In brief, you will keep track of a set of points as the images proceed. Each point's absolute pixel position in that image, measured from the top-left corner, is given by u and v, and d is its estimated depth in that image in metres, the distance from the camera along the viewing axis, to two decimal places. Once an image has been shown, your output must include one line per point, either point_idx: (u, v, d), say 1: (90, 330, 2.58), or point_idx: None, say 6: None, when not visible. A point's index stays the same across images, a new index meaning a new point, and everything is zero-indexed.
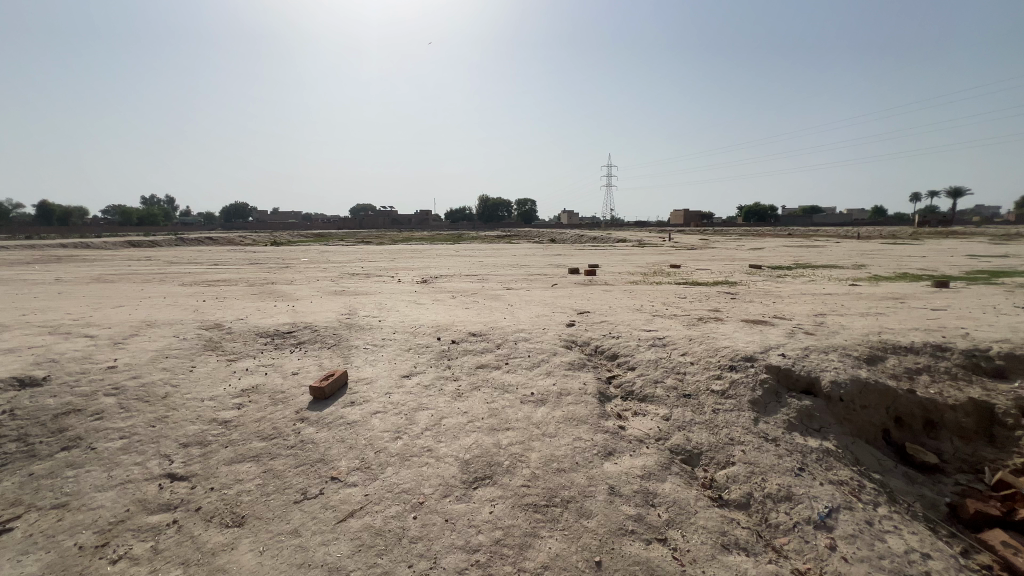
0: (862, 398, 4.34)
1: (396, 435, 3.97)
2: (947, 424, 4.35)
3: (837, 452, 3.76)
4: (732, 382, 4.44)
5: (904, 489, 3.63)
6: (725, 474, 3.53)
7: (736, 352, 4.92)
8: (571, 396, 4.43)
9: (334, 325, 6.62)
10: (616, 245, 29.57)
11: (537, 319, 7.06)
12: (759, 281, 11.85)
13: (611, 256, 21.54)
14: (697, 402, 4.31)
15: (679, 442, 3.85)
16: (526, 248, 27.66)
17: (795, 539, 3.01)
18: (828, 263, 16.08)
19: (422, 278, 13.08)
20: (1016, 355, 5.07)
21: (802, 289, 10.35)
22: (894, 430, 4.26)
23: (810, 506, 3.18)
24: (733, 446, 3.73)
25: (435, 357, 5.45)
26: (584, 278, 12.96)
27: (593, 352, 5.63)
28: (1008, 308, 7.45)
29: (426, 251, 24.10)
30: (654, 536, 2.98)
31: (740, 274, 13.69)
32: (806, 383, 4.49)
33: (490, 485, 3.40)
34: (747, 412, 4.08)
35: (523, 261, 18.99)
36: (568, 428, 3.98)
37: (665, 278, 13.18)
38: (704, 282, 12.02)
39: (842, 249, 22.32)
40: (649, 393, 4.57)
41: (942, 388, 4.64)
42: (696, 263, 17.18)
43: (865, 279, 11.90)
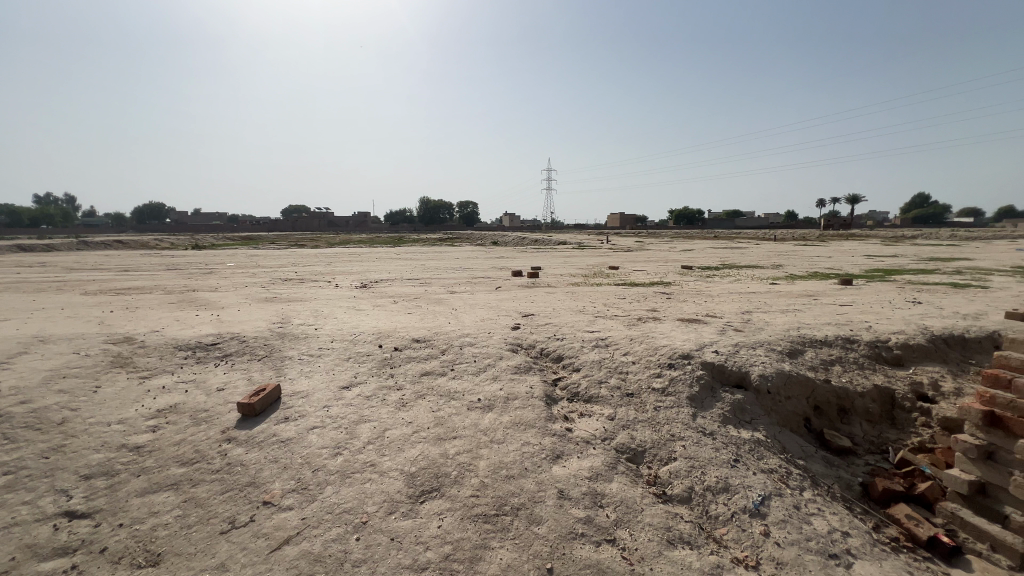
0: (786, 390, 4.66)
1: (336, 451, 3.75)
2: (858, 410, 4.77)
3: (766, 441, 4.00)
4: (671, 379, 4.62)
5: (824, 472, 3.93)
6: (668, 469, 3.65)
7: (674, 350, 5.13)
8: (518, 401, 4.41)
9: (265, 335, 6.18)
10: (557, 247, 30.20)
11: (481, 322, 6.99)
12: (691, 282, 12.49)
13: (554, 257, 21.94)
14: (640, 400, 4.43)
15: (624, 441, 3.94)
16: (469, 251, 27.49)
17: (733, 529, 3.16)
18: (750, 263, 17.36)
19: (361, 283, 12.59)
20: (911, 345, 5.67)
21: (729, 288, 11.06)
22: (814, 417, 4.61)
23: (745, 495, 3.35)
24: (674, 442, 3.87)
25: (376, 366, 5.22)
26: (527, 281, 13.06)
27: (539, 355, 5.65)
28: (901, 302, 8.36)
29: (366, 255, 23.34)
30: (603, 537, 3.01)
31: (674, 275, 14.41)
32: (737, 377, 4.76)
33: (437, 498, 3.29)
34: (686, 407, 4.26)
35: (466, 263, 18.86)
36: (516, 433, 3.95)
37: (605, 280, 13.57)
38: (641, 283, 12.52)
39: (761, 250, 24.17)
40: (594, 393, 4.65)
41: (852, 377, 5.09)
42: (633, 264, 17.88)
43: (783, 278, 12.92)
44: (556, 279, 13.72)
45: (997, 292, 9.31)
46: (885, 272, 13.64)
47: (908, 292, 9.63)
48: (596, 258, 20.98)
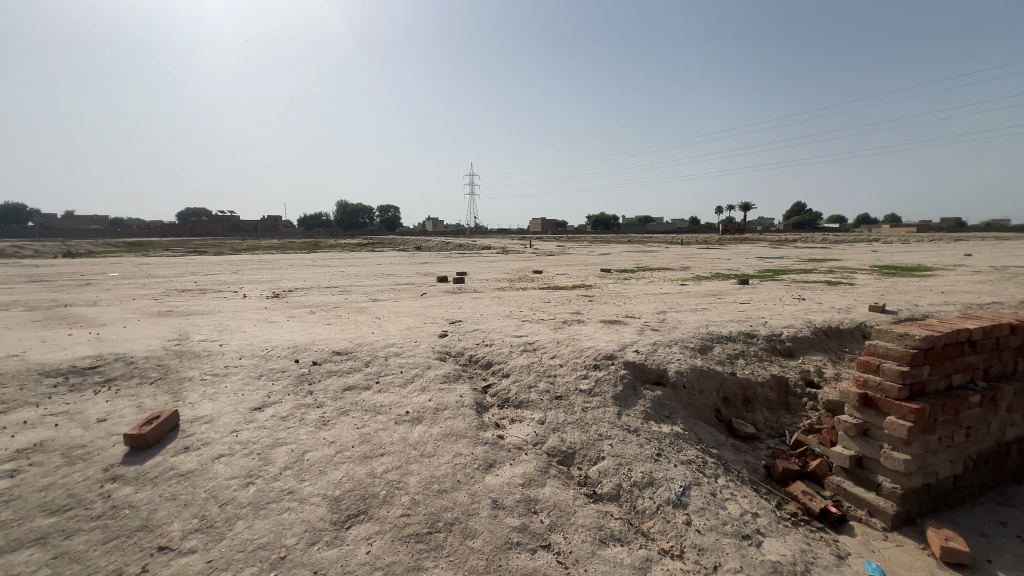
0: (699, 384, 5.02)
1: (247, 481, 3.40)
2: (759, 398, 5.25)
3: (684, 433, 4.27)
4: (597, 380, 4.77)
5: (734, 458, 4.26)
6: (597, 469, 3.75)
7: (599, 352, 5.32)
8: (448, 411, 4.30)
9: (159, 354, 5.49)
10: (481, 251, 30.31)
11: (407, 331, 6.77)
12: (610, 284, 13.10)
13: (479, 262, 21.97)
14: (568, 403, 4.53)
15: (554, 444, 3.99)
16: (390, 256, 26.71)
17: (659, 521, 3.32)
18: (662, 266, 18.62)
19: (273, 292, 11.69)
20: (800, 337, 6.38)
21: (645, 290, 11.74)
22: (723, 408, 5.00)
23: (668, 487, 3.54)
24: (602, 441, 3.99)
25: (293, 383, 4.84)
26: (453, 287, 12.92)
27: (468, 363, 5.58)
28: (788, 299, 9.40)
29: (278, 262, 21.82)
30: (538, 544, 3.01)
31: (594, 278, 15.04)
32: (657, 374, 5.03)
33: (365, 522, 3.10)
34: (611, 406, 4.42)
35: (388, 270, 18.24)
36: (447, 445, 3.85)
37: (530, 283, 13.82)
38: (564, 287, 12.91)
39: (670, 254, 26.02)
40: (524, 398, 4.67)
41: (754, 369, 5.61)
42: (556, 268, 18.41)
43: (691, 279, 14.00)
44: (482, 284, 13.72)
45: (861, 288, 10.82)
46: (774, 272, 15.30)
47: (794, 289, 10.86)
48: (521, 263, 21.30)
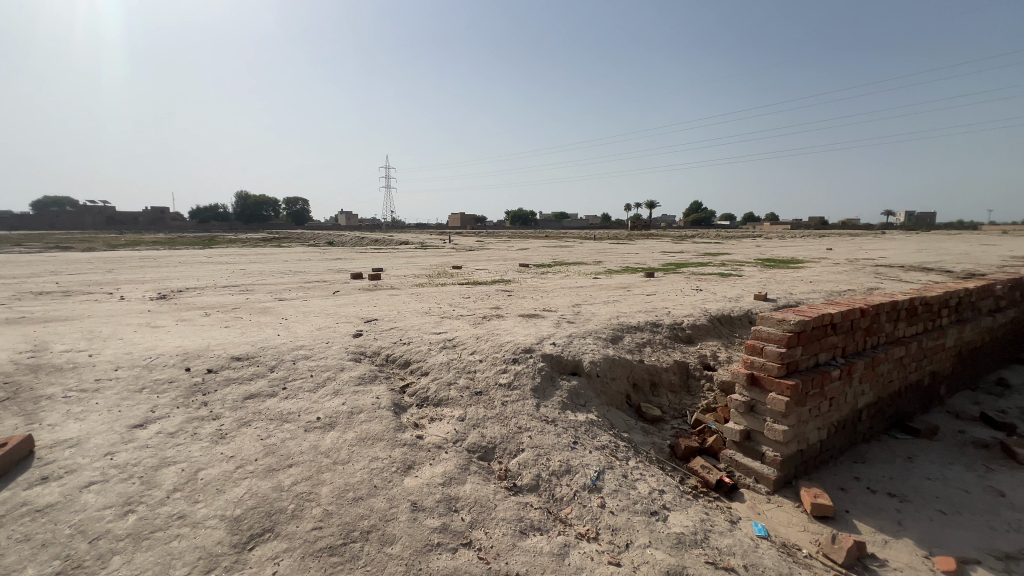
0: (611, 372, 5.30)
1: (126, 510, 2.99)
2: (664, 382, 5.66)
3: (597, 420, 4.48)
4: (516, 374, 4.84)
5: (643, 440, 4.56)
6: (517, 461, 3.81)
7: (518, 346, 5.40)
8: (363, 414, 4.11)
9: (6, 369, 4.63)
10: (398, 247, 29.37)
11: (317, 332, 6.36)
12: (528, 278, 13.38)
13: (396, 258, 21.34)
14: (488, 398, 4.54)
15: (475, 440, 3.99)
16: (298, 252, 25.00)
17: (576, 506, 3.45)
18: (577, 260, 19.40)
19: (157, 293, 10.38)
20: (698, 325, 6.98)
21: (561, 284, 12.12)
22: (633, 394, 5.32)
23: (584, 473, 3.70)
24: (521, 434, 4.06)
25: (183, 394, 4.33)
26: (368, 284, 12.39)
27: (384, 363, 5.38)
28: (688, 290, 10.22)
29: (164, 259, 19.43)
30: (459, 542, 2.99)
31: (513, 272, 15.23)
32: (573, 365, 5.23)
33: (271, 540, 2.87)
34: (530, 399, 4.51)
35: (297, 266, 17.03)
36: (362, 449, 3.68)
37: (449, 279, 13.68)
38: (484, 282, 12.94)
39: (584, 248, 27.18)
40: (444, 396, 4.61)
41: (659, 355, 6.04)
42: (476, 263, 18.41)
43: (603, 272, 14.71)
44: (399, 280, 13.30)
45: (747, 279, 12.11)
46: (676, 265, 16.62)
47: (693, 281, 11.84)
48: (440, 258, 21.02)
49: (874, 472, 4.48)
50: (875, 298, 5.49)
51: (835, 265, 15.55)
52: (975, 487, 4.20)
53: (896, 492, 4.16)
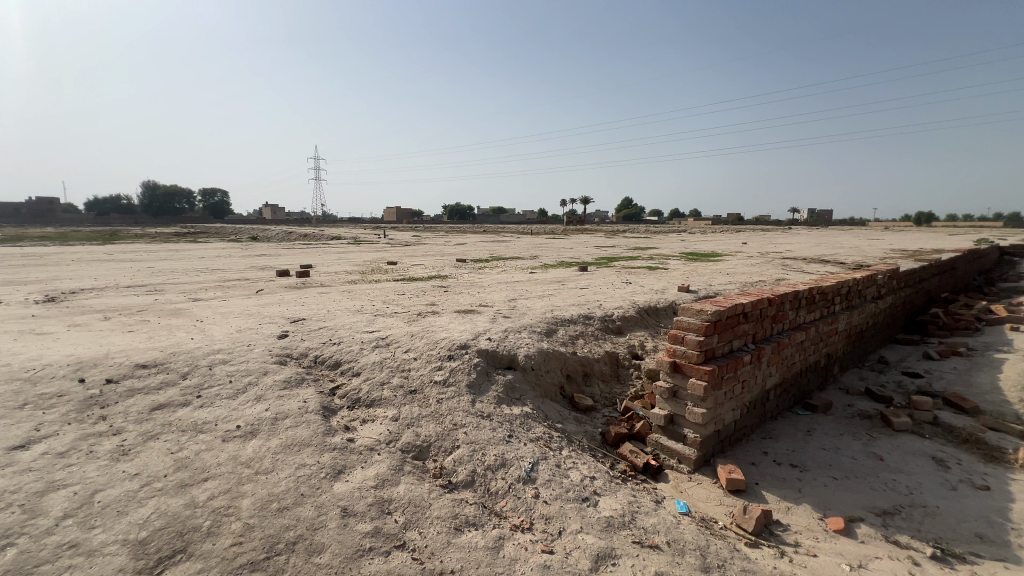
0: (545, 364, 5.42)
1: (4, 544, 2.63)
2: (595, 372, 5.88)
3: (532, 413, 4.57)
4: (451, 370, 4.82)
5: (576, 429, 4.72)
6: (453, 459, 3.80)
7: (453, 342, 5.36)
8: (289, 420, 3.90)
9: None
10: (331, 242, 28.16)
11: (237, 334, 5.93)
12: (465, 274, 13.32)
13: (327, 254, 20.40)
14: (423, 396, 4.49)
15: (409, 440, 3.92)
16: (215, 247, 23.03)
17: (511, 499, 3.50)
18: (514, 255, 19.55)
19: (43, 295, 9.17)
20: (627, 316, 7.31)
21: (497, 279, 12.17)
22: (567, 385, 5.48)
23: (518, 465, 3.76)
24: (456, 431, 4.05)
25: (76, 409, 3.87)
26: (296, 281, 11.73)
27: (313, 364, 5.14)
28: (619, 283, 10.65)
29: (53, 257, 17.21)
30: (392, 545, 2.93)
31: (449, 268, 15.08)
32: (508, 359, 5.29)
33: (183, 562, 2.65)
34: (465, 395, 4.51)
35: (214, 263, 15.75)
36: (287, 457, 3.50)
37: (384, 275, 13.28)
38: (420, 278, 12.68)
39: (522, 242, 27.54)
40: (377, 396, 4.49)
41: (590, 347, 6.27)
42: (411, 259, 18.02)
43: (539, 267, 14.97)
44: (329, 277, 12.72)
45: (672, 272, 12.86)
46: (608, 259, 17.29)
47: (623, 274, 12.36)
48: (375, 254, 20.37)
49: (779, 447, 4.94)
50: (780, 288, 6.03)
51: (748, 258, 16.90)
52: (860, 454, 4.76)
53: (797, 462, 4.62)
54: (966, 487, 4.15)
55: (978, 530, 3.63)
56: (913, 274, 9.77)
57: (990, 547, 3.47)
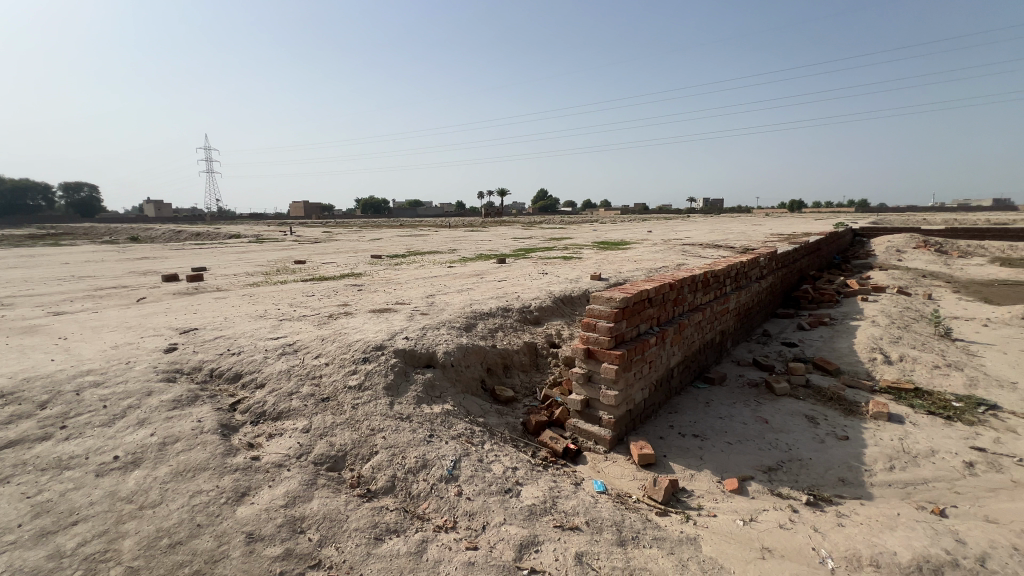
0: (465, 359, 5.40)
1: None
2: (515, 363, 5.97)
3: (453, 409, 4.53)
4: (367, 374, 4.62)
5: (498, 422, 4.77)
6: (371, 465, 3.65)
7: (368, 344, 5.15)
8: (180, 443, 3.50)
9: None
10: (228, 241, 25.64)
11: (112, 351, 5.20)
12: (380, 271, 12.84)
13: (224, 254, 18.54)
14: (337, 403, 4.26)
15: (322, 451, 3.71)
16: (80, 251, 19.84)
17: (434, 500, 3.45)
18: (432, 249, 19.20)
19: None
20: (544, 307, 7.50)
21: (414, 274, 11.87)
22: (487, 378, 5.50)
23: (440, 465, 3.72)
24: (374, 436, 3.90)
25: None
26: (186, 287, 10.52)
27: (208, 379, 4.66)
28: (535, 274, 10.89)
29: None
30: (306, 565, 2.76)
31: (363, 265, 14.44)
32: (427, 357, 5.19)
33: None
34: (383, 398, 4.36)
35: (82, 270, 13.59)
36: (180, 484, 3.15)
37: (290, 276, 12.37)
38: (331, 277, 12.02)
39: (440, 237, 27.08)
40: (284, 408, 4.18)
41: (509, 338, 6.35)
42: (322, 257, 17.01)
43: (457, 261, 14.85)
44: (226, 280, 11.59)
45: (585, 261, 13.41)
46: (525, 250, 17.63)
47: (539, 265, 12.66)
48: (280, 253, 18.90)
49: (683, 419, 5.38)
50: (679, 273, 6.53)
51: (654, 245, 18.13)
52: (749, 419, 5.34)
53: (698, 432, 5.06)
54: (831, 439, 4.83)
55: (841, 475, 4.24)
56: (788, 256, 11.11)
57: (850, 488, 4.07)
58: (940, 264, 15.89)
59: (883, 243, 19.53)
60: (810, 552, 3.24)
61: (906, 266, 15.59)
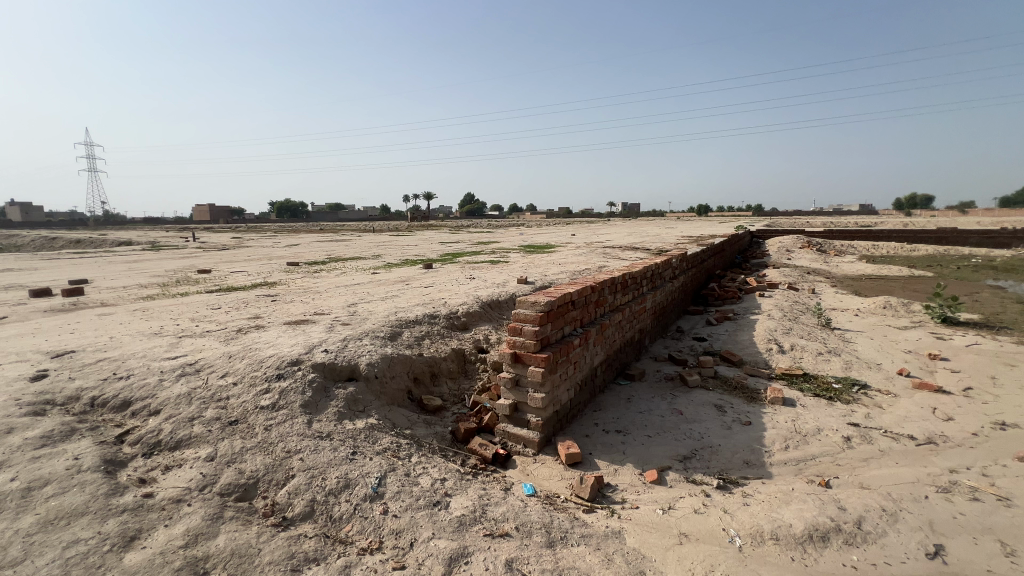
0: (390, 370, 5.21)
1: None
2: (443, 371, 5.87)
3: (378, 423, 4.36)
4: (281, 392, 4.30)
5: (426, 433, 4.66)
6: (286, 491, 3.40)
7: (282, 359, 4.80)
8: (52, 486, 3.03)
9: None
10: (116, 249, 22.82)
11: None
12: (297, 279, 12.08)
13: (111, 264, 16.47)
14: (246, 426, 3.92)
15: (230, 480, 3.39)
16: None
17: (358, 521, 3.28)
18: (354, 255, 18.41)
19: None
20: (471, 312, 7.47)
21: (335, 282, 11.31)
22: (414, 388, 5.35)
23: (364, 483, 3.55)
24: (290, 458, 3.64)
25: None
26: (61, 303, 9.18)
27: (88, 410, 4.07)
28: (462, 279, 10.83)
29: None
30: None
31: (278, 273, 13.51)
32: (349, 370, 4.94)
33: None
34: (300, 416, 4.08)
35: None
36: (51, 535, 2.71)
37: (193, 287, 11.25)
38: (240, 287, 11.09)
39: (363, 242, 26.06)
40: (183, 435, 3.76)
41: (437, 346, 6.24)
42: (231, 265, 15.67)
43: (382, 267, 14.38)
44: (112, 293, 10.27)
45: (512, 265, 13.57)
46: (452, 255, 17.49)
47: (466, 270, 12.61)
48: (181, 261, 17.17)
49: (606, 416, 5.60)
50: (600, 275, 6.80)
51: (577, 248, 18.79)
52: (666, 411, 5.67)
53: (621, 428, 5.28)
54: (736, 425, 5.28)
55: (745, 458, 4.64)
56: (697, 257, 12.03)
57: (753, 469, 4.46)
58: (820, 262, 18.06)
59: (776, 244, 21.79)
60: (721, 533, 3.50)
61: (795, 264, 17.51)
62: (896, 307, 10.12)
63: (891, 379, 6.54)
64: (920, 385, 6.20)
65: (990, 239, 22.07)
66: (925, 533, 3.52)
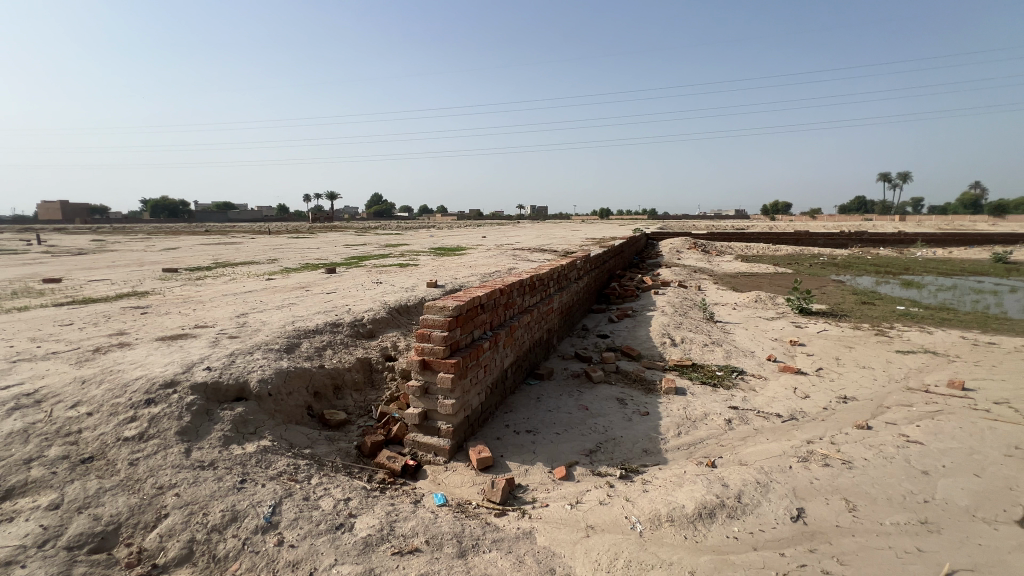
0: (286, 386, 4.79)
1: None
2: (347, 383, 5.54)
3: (272, 445, 3.98)
4: (151, 420, 3.75)
5: (328, 451, 4.35)
6: (157, 534, 2.96)
7: (153, 381, 4.20)
8: None
9: None
10: None
11: None
12: (175, 287, 10.71)
13: None
14: (104, 463, 3.36)
15: (82, 529, 2.88)
16: None
17: (247, 557, 2.96)
18: (246, 259, 16.82)
19: None
20: (378, 318, 7.15)
21: (221, 290, 10.20)
22: (314, 404, 4.98)
23: (255, 514, 3.22)
24: (162, 496, 3.18)
25: None
26: None
27: None
28: (368, 284, 10.37)
29: None
30: None
31: (150, 281, 11.87)
32: (236, 390, 4.46)
33: None
34: (175, 446, 3.59)
35: None
36: None
37: (34, 299, 9.44)
38: (100, 297, 9.55)
39: (255, 244, 23.91)
40: (16, 482, 3.11)
41: (340, 357, 5.87)
42: (87, 272, 13.43)
43: (278, 272, 13.27)
44: None
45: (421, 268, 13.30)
46: (359, 258, 16.71)
47: (373, 274, 12.11)
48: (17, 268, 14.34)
49: (517, 417, 5.68)
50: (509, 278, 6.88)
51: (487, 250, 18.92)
52: (573, 408, 5.90)
53: (531, 428, 5.38)
54: (636, 416, 5.63)
55: (645, 447, 4.97)
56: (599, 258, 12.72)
57: (651, 457, 4.79)
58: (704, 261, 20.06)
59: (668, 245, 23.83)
60: (623, 522, 3.70)
61: (684, 264, 19.28)
62: (765, 300, 11.57)
63: (762, 364, 7.44)
64: (785, 367, 7.13)
65: (834, 241, 26.16)
66: (790, 498, 4.03)
